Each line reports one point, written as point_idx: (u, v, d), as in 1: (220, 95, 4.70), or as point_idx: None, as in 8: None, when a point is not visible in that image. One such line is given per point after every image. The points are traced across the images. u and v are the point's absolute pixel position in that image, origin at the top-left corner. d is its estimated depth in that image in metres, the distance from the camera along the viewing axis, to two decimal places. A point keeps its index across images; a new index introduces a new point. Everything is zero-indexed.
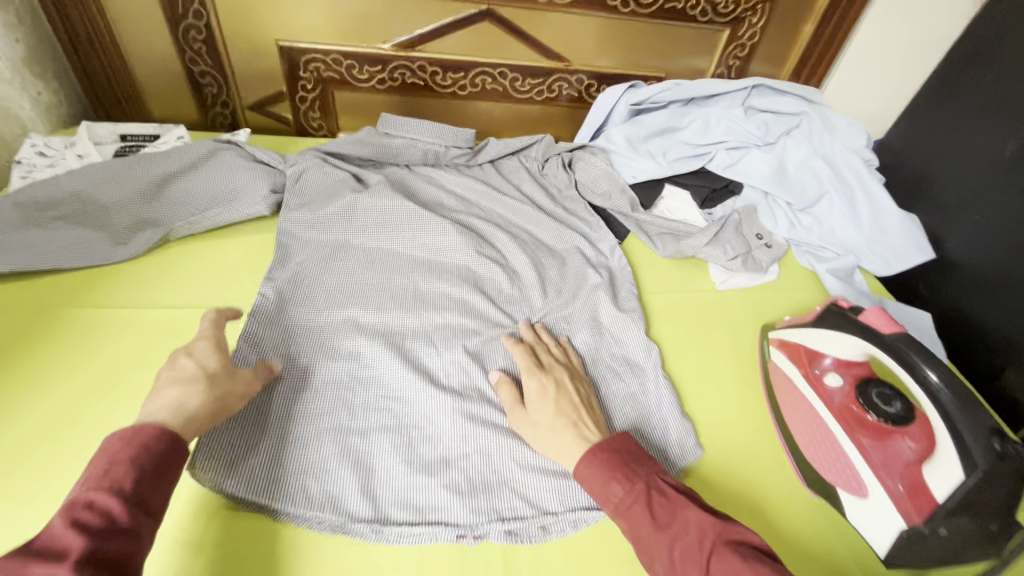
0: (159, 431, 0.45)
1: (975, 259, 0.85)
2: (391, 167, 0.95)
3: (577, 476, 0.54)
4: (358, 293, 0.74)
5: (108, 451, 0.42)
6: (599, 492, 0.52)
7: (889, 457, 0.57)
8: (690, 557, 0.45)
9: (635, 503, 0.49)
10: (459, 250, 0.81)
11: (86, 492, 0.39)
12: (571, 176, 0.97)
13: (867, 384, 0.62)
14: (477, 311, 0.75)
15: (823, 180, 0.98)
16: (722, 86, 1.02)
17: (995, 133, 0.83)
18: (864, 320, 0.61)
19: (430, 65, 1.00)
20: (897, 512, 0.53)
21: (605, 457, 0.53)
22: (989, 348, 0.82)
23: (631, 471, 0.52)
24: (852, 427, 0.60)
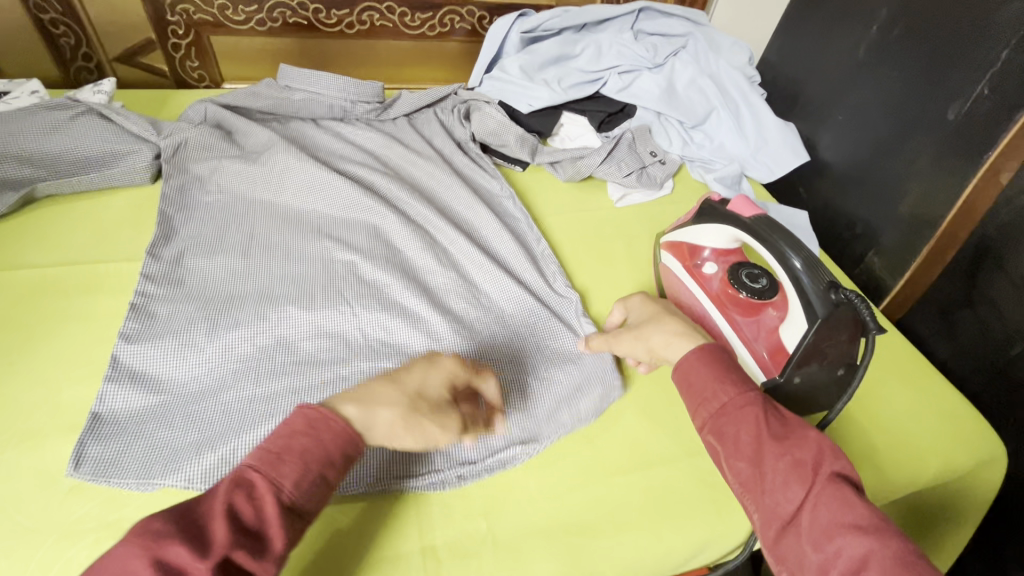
0: (341, 433, 0.44)
1: (840, 157, 0.93)
2: (295, 118, 0.91)
3: (680, 369, 0.49)
4: (261, 247, 0.72)
5: (293, 428, 0.43)
6: (703, 387, 0.46)
7: (758, 328, 0.63)
8: (797, 473, 0.40)
9: (750, 405, 0.44)
10: (368, 204, 0.78)
11: (253, 472, 0.40)
12: (468, 129, 0.94)
13: (738, 268, 0.68)
14: (393, 258, 0.73)
15: (710, 96, 1.03)
16: (611, 10, 1.04)
17: (850, 36, 0.90)
18: (733, 209, 0.66)
19: (311, 2, 0.95)
20: (760, 372, 0.60)
21: (716, 359, 0.48)
22: (855, 237, 0.90)
23: (742, 377, 0.47)
24: (725, 306, 0.66)
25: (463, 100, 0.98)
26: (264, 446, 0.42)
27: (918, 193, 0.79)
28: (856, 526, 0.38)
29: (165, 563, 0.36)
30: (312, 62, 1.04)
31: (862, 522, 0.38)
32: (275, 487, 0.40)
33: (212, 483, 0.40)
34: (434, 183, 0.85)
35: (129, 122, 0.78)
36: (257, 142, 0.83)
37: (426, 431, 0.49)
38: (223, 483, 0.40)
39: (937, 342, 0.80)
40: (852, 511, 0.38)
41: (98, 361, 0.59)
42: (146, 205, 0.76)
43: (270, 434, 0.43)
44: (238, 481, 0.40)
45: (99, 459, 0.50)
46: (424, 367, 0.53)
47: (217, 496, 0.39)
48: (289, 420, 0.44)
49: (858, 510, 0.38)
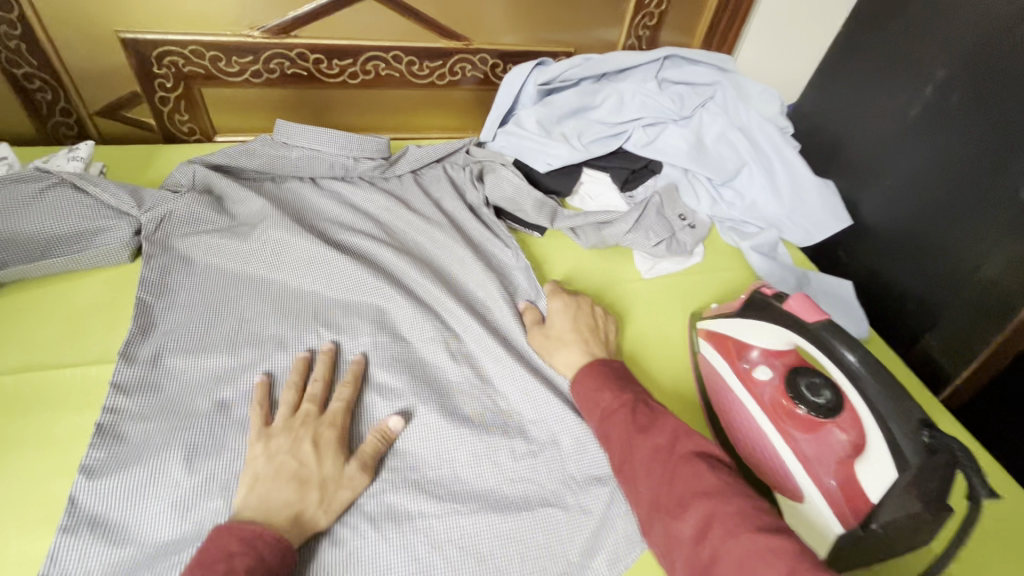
0: (279, 541, 0.45)
1: (888, 223, 0.85)
2: (292, 178, 0.83)
3: (575, 386, 0.57)
4: (248, 338, 0.63)
5: (228, 551, 0.42)
6: (589, 398, 0.55)
7: (822, 449, 0.55)
8: (656, 458, 0.47)
9: (620, 408, 0.52)
10: (371, 283, 0.70)
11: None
12: (482, 194, 0.85)
13: (795, 374, 0.60)
14: (397, 353, 0.64)
15: (741, 151, 0.94)
16: (633, 58, 0.96)
17: (901, 95, 0.82)
18: (788, 309, 0.58)
19: (310, 52, 0.88)
20: (834, 515, 0.51)
21: (602, 372, 0.57)
22: (907, 313, 0.82)
23: (622, 384, 0.55)
24: (781, 420, 0.58)
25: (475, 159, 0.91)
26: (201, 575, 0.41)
27: (993, 275, 0.71)
28: (706, 493, 0.44)
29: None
30: (312, 112, 0.96)
31: (709, 487, 0.44)
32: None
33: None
34: (445, 256, 0.77)
35: (107, 195, 0.69)
36: (249, 210, 0.75)
37: (334, 499, 0.50)
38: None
39: None
40: (701, 478, 0.44)
41: (56, 500, 0.50)
42: (124, 290, 0.68)
43: (198, 563, 0.42)
44: None
45: None
46: (298, 448, 0.51)
47: None
48: (218, 541, 0.43)
49: (705, 478, 0.44)
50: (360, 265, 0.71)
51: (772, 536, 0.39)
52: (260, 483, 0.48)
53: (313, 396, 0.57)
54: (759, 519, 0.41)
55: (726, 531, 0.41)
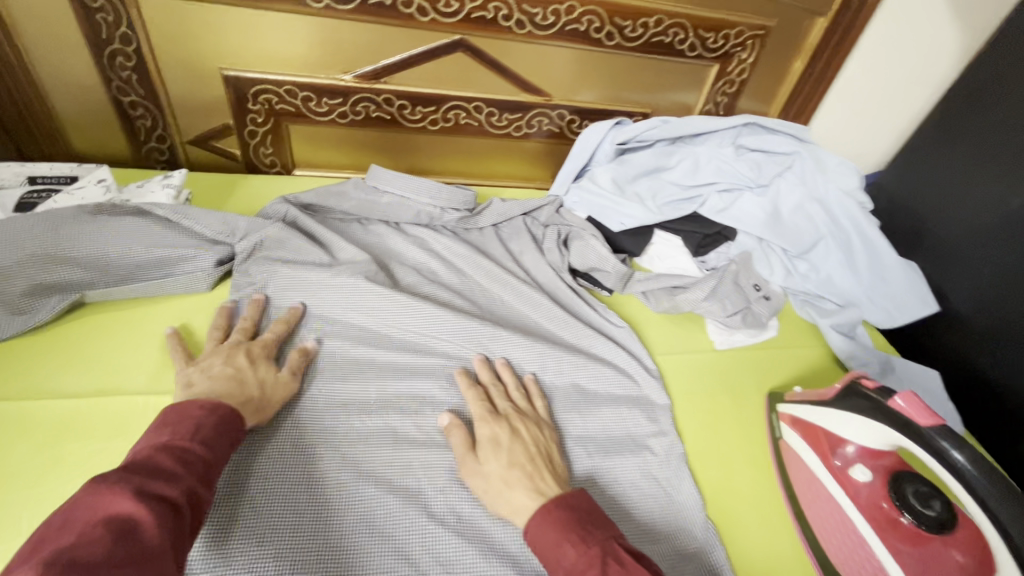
0: (235, 414, 0.50)
1: (984, 315, 0.80)
2: (378, 221, 0.86)
3: (528, 536, 0.47)
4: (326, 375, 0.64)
5: (190, 413, 0.47)
6: (550, 557, 0.44)
7: (934, 571, 0.50)
8: None
9: (588, 570, 0.42)
10: (447, 334, 0.70)
11: (180, 440, 0.44)
12: (565, 257, 0.84)
13: (900, 480, 0.56)
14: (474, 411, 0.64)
15: (819, 225, 0.92)
16: (712, 123, 0.95)
17: (1001, 182, 0.79)
18: (897, 409, 0.54)
19: (396, 98, 0.90)
20: None
21: (561, 517, 0.46)
22: (1004, 413, 0.76)
23: (588, 531, 0.45)
24: (884, 529, 0.53)
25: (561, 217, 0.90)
26: (172, 426, 0.45)
27: None
28: None
29: (151, 493, 0.38)
30: (388, 154, 0.98)
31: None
32: (205, 446, 0.44)
33: (136, 459, 0.41)
34: (524, 315, 0.77)
35: (199, 227, 0.72)
36: (347, 254, 0.77)
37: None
38: (158, 452, 0.42)
39: None
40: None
41: None
42: (204, 319, 0.69)
43: (165, 420, 0.45)
44: (168, 447, 0.42)
45: None
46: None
47: (159, 459, 0.41)
48: (180, 408, 0.47)
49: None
50: (428, 309, 0.71)
51: None
52: None
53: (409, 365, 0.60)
54: None
55: None
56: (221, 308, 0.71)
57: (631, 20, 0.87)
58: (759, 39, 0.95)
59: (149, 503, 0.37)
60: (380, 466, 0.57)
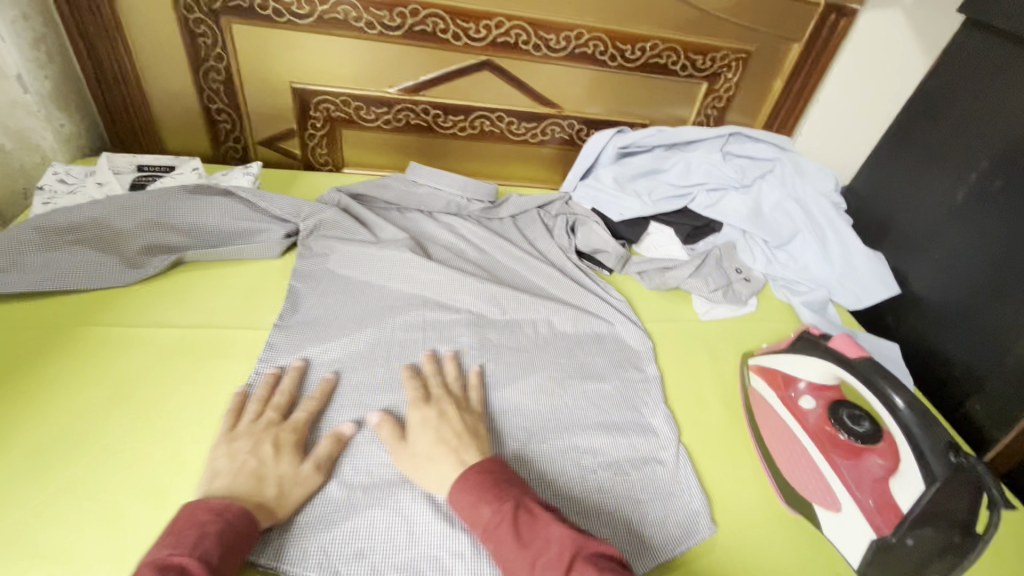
0: (244, 512, 0.51)
1: (936, 294, 0.92)
2: (414, 210, 1.02)
3: (450, 501, 0.54)
4: (372, 321, 0.79)
5: (197, 520, 0.49)
6: (468, 514, 0.52)
7: (860, 473, 0.61)
8: (552, 574, 0.45)
9: (501, 522, 0.50)
10: (470, 296, 0.86)
11: (178, 557, 0.45)
12: (572, 241, 0.99)
13: (838, 407, 0.67)
14: (489, 354, 0.78)
15: (796, 219, 1.05)
16: (702, 132, 1.10)
17: (948, 179, 0.91)
18: (833, 346, 0.68)
19: (432, 108, 1.07)
20: (868, 525, 0.58)
21: (477, 479, 0.54)
22: (953, 378, 0.87)
23: (502, 491, 0.52)
24: (825, 446, 0.65)
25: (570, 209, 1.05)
26: (176, 538, 0.46)
27: None
28: None
29: None
30: (422, 156, 1.15)
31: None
32: (202, 560, 0.45)
33: None
34: (534, 287, 0.92)
35: (273, 209, 0.88)
36: (388, 234, 0.94)
37: (290, 495, 0.57)
38: (146, 573, 0.42)
39: None
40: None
41: (218, 425, 0.64)
42: (274, 279, 0.85)
43: (171, 531, 0.47)
44: (163, 564, 0.44)
45: None
46: (258, 450, 0.58)
47: None
48: (188, 514, 0.49)
49: None
50: (454, 275, 0.87)
51: None
52: (220, 477, 0.55)
53: (278, 407, 0.64)
54: None
55: None
56: (287, 272, 0.87)
57: (630, 45, 1.04)
58: (742, 61, 1.10)
59: None
60: (354, 403, 0.69)
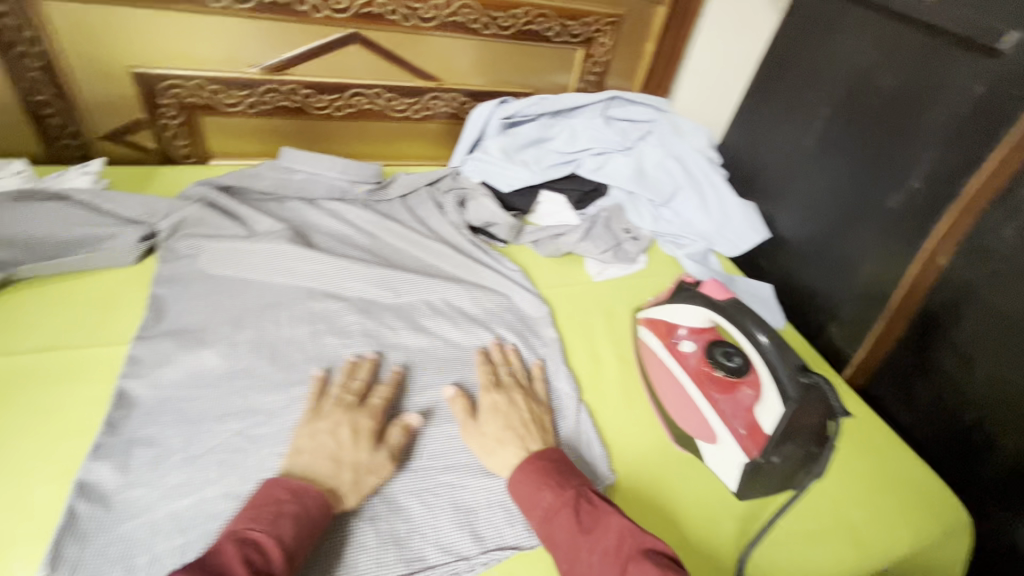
0: (323, 498, 0.53)
1: (798, 234, 1.00)
2: (293, 198, 0.95)
3: (511, 488, 0.58)
4: (252, 320, 0.74)
5: (276, 497, 0.51)
6: (528, 499, 0.56)
7: (733, 405, 0.67)
8: (606, 563, 0.49)
9: (563, 509, 0.54)
10: (361, 283, 0.82)
11: (256, 533, 0.48)
12: (464, 216, 0.98)
13: (714, 346, 0.72)
14: (384, 339, 0.75)
15: (676, 177, 1.10)
16: (583, 99, 1.12)
17: (800, 127, 1.00)
18: (708, 292, 0.74)
19: (301, 88, 1.00)
20: (741, 451, 0.64)
21: (543, 465, 0.58)
22: (816, 308, 0.97)
23: (562, 479, 0.57)
24: (704, 384, 0.70)
25: (460, 183, 1.04)
26: (257, 514, 0.50)
27: (871, 267, 0.87)
28: None
29: None
30: (299, 140, 1.08)
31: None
32: (277, 540, 0.48)
33: (213, 551, 0.45)
34: (429, 266, 0.90)
35: (123, 209, 0.80)
36: (263, 227, 0.87)
37: (366, 482, 0.57)
38: (228, 543, 0.46)
39: (898, 409, 0.86)
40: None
41: (72, 457, 0.57)
42: (132, 288, 0.76)
43: (253, 506, 0.51)
44: (241, 538, 0.47)
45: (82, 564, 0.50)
46: (338, 433, 0.59)
47: (224, 552, 0.45)
48: (268, 489, 0.52)
49: None
50: (340, 262, 0.83)
51: None
52: (302, 453, 0.57)
53: (355, 390, 0.65)
54: None
55: None
56: (148, 279, 0.78)
57: (503, 12, 1.02)
58: (614, 25, 1.12)
59: None
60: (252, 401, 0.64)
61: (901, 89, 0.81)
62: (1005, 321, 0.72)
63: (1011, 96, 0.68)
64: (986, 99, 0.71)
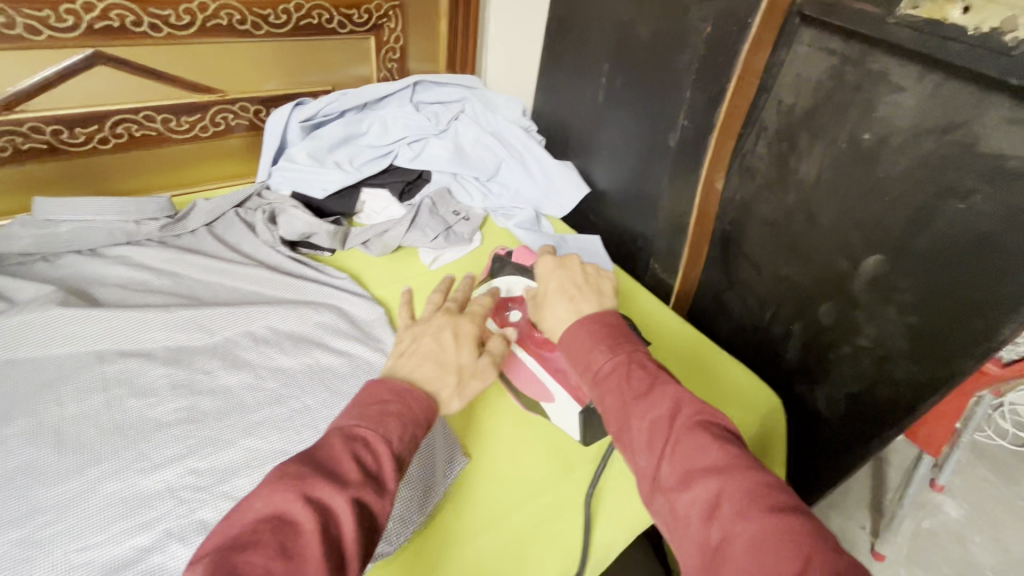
0: (425, 401, 0.48)
1: (614, 184, 1.07)
2: (66, 253, 0.83)
3: (566, 343, 0.54)
4: (27, 404, 0.63)
5: (383, 396, 0.46)
6: (581, 357, 0.52)
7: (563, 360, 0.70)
8: (656, 428, 0.45)
9: (613, 369, 0.49)
10: (166, 331, 0.73)
11: (363, 431, 0.43)
12: (276, 232, 0.91)
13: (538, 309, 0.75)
14: (203, 386, 0.69)
15: (495, 150, 1.12)
16: (387, 88, 1.09)
17: (590, 84, 1.06)
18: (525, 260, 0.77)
19: (46, 125, 0.86)
20: (574, 401, 0.67)
21: (595, 326, 0.53)
22: (639, 248, 1.06)
23: (616, 341, 0.52)
24: (536, 346, 0.72)
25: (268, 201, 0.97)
26: (363, 412, 0.44)
27: (670, 202, 0.95)
28: (712, 469, 0.42)
29: (317, 499, 0.37)
30: (65, 185, 0.93)
31: (715, 463, 0.42)
32: (387, 441, 0.43)
33: (326, 446, 0.41)
34: (248, 294, 0.83)
35: None
36: (27, 293, 0.74)
37: (468, 388, 0.53)
38: (339, 438, 0.41)
39: (717, 322, 0.97)
40: (703, 452, 0.43)
41: None
42: None
43: (360, 404, 0.45)
44: (349, 435, 0.42)
45: None
46: (440, 338, 0.56)
47: (336, 448, 0.41)
48: (372, 390, 0.47)
49: (710, 453, 0.42)
50: (133, 314, 0.73)
51: (782, 520, 0.38)
52: (410, 358, 0.53)
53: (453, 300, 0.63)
54: (770, 498, 0.40)
55: (734, 508, 0.39)
56: None
57: (270, 8, 0.95)
58: (398, 9, 1.10)
59: (311, 508, 0.36)
60: (37, 499, 0.55)
61: (656, 37, 0.88)
62: (772, 226, 0.83)
63: (731, 31, 0.77)
64: (714, 38, 0.79)
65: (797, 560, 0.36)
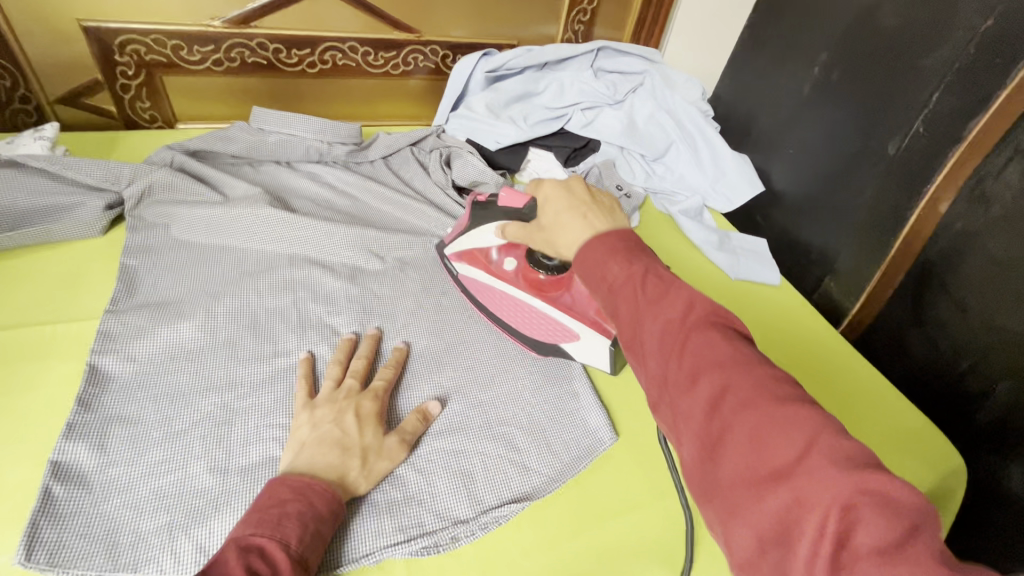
0: (326, 493, 0.49)
1: (795, 186, 0.98)
2: (269, 162, 0.90)
3: (580, 261, 0.44)
4: (232, 287, 0.70)
5: (280, 497, 0.47)
6: (595, 274, 0.42)
7: (578, 298, 0.67)
8: (670, 333, 0.38)
9: (630, 278, 0.40)
10: (345, 249, 0.78)
11: (259, 538, 0.43)
12: (449, 175, 0.94)
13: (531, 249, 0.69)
14: (373, 306, 0.72)
15: (669, 130, 1.06)
16: (571, 50, 1.06)
17: (796, 74, 0.96)
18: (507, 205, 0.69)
19: (270, 42, 0.93)
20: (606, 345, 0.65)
21: (614, 244, 0.43)
22: (813, 261, 0.96)
23: (634, 253, 0.42)
24: (543, 293, 0.68)
25: (444, 144, 0.99)
26: (260, 515, 0.45)
27: (872, 213, 0.85)
28: (719, 366, 0.36)
29: None
30: (271, 100, 1.01)
31: (723, 357, 0.36)
32: (284, 545, 0.44)
33: (215, 558, 0.41)
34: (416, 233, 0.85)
35: (83, 175, 0.74)
36: (237, 191, 0.81)
37: (374, 468, 0.54)
38: (233, 550, 0.42)
39: (891, 359, 0.86)
40: (713, 348, 0.37)
41: (48, 436, 0.54)
42: (102, 260, 0.72)
43: (256, 508, 0.46)
44: (244, 545, 0.43)
45: (55, 551, 0.47)
46: (342, 421, 0.56)
47: (229, 558, 0.41)
48: (270, 492, 0.48)
49: (716, 352, 0.36)
50: (322, 228, 0.78)
51: (795, 408, 0.34)
52: (308, 445, 0.53)
53: (357, 371, 0.62)
54: (777, 388, 0.35)
55: (743, 405, 0.35)
56: (118, 249, 0.74)
57: None
58: None
59: None
60: (235, 372, 0.61)
61: (906, 28, 0.78)
62: (1000, 268, 0.70)
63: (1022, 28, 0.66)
64: (995, 32, 0.68)
65: (795, 435, 0.33)
